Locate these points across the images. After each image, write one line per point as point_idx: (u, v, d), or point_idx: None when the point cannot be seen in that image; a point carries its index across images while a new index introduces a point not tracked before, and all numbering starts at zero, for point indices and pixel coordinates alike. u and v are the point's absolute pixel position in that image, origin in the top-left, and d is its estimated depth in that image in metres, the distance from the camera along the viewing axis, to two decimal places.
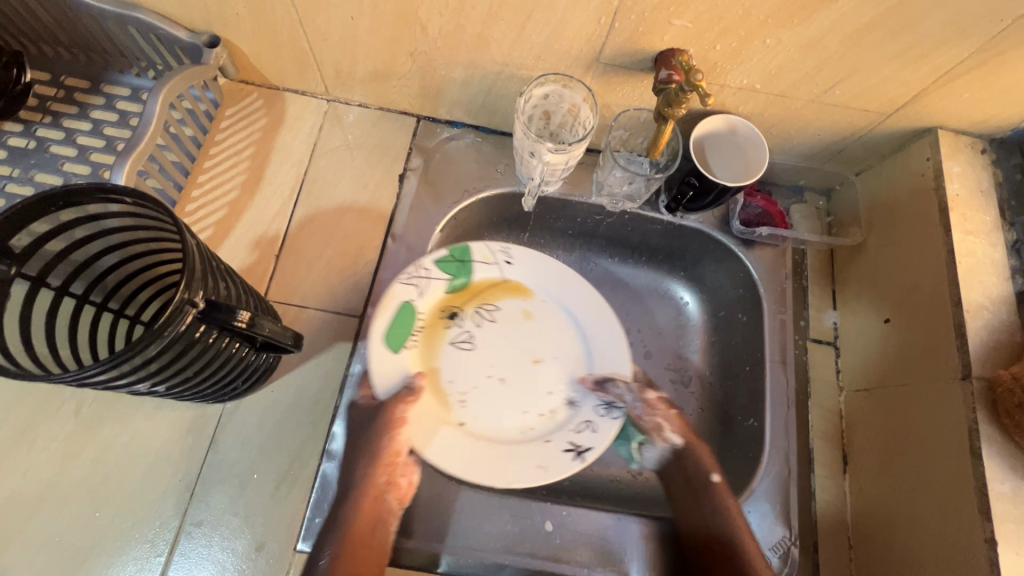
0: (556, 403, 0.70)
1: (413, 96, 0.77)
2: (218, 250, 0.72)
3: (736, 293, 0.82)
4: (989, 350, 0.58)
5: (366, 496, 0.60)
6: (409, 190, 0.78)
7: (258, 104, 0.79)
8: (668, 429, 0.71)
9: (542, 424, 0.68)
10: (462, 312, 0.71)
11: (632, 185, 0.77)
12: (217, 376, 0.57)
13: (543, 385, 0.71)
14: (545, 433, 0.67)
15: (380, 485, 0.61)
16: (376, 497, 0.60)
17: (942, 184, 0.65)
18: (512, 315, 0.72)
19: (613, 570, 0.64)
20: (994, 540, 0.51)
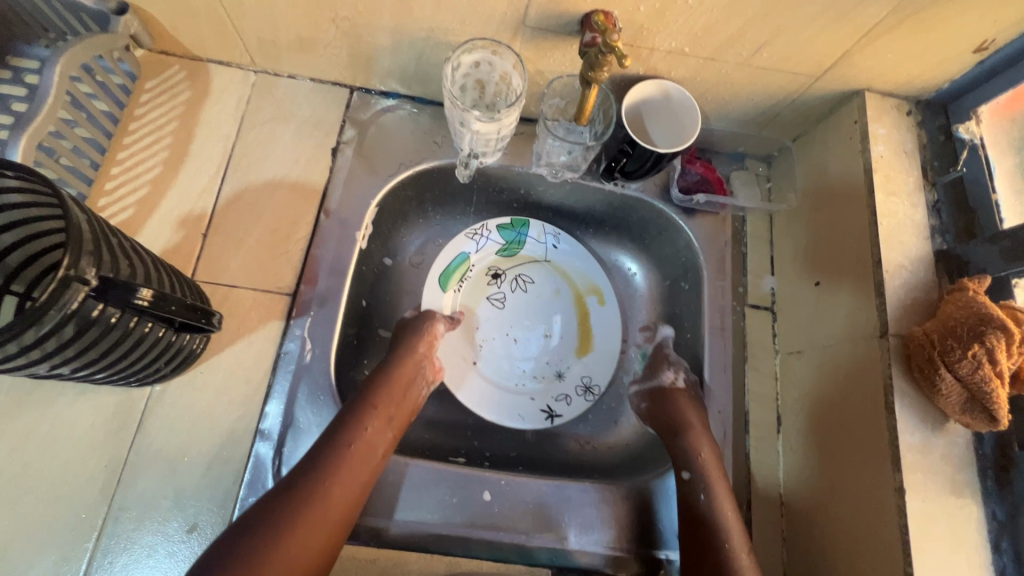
0: (549, 369, 0.82)
1: (343, 66, 0.74)
2: (141, 230, 0.69)
3: (679, 261, 0.83)
4: (906, 307, 0.59)
5: (376, 396, 0.65)
6: (343, 164, 0.76)
7: (180, 76, 0.76)
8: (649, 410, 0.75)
9: (534, 383, 0.81)
10: (503, 274, 0.85)
11: (571, 155, 0.77)
12: (134, 357, 0.55)
13: (546, 352, 0.83)
14: (533, 392, 0.80)
15: (388, 393, 0.66)
16: (387, 400, 0.66)
17: (868, 146, 0.65)
18: (546, 291, 0.85)
19: (551, 536, 0.65)
20: (903, 488, 0.53)
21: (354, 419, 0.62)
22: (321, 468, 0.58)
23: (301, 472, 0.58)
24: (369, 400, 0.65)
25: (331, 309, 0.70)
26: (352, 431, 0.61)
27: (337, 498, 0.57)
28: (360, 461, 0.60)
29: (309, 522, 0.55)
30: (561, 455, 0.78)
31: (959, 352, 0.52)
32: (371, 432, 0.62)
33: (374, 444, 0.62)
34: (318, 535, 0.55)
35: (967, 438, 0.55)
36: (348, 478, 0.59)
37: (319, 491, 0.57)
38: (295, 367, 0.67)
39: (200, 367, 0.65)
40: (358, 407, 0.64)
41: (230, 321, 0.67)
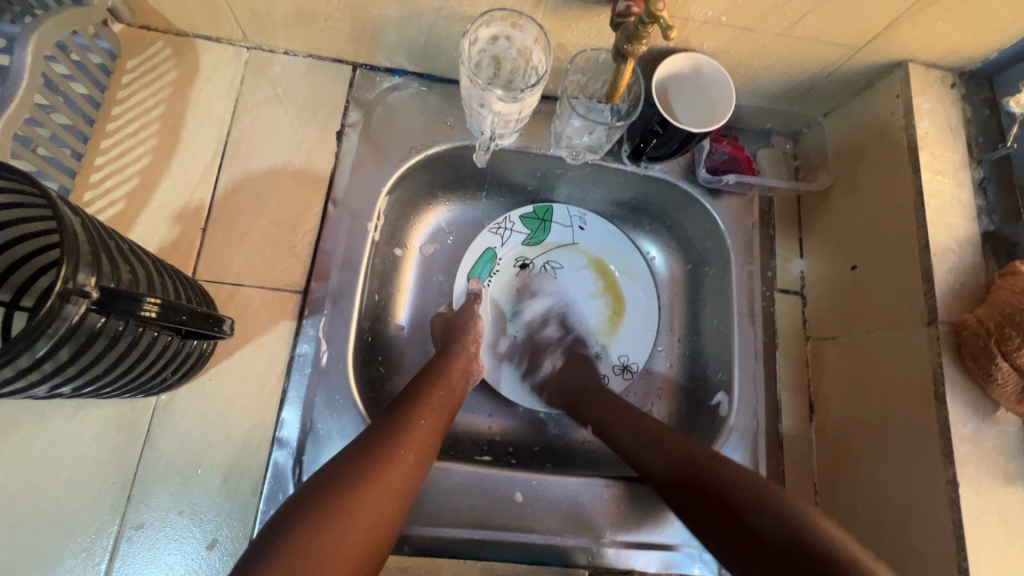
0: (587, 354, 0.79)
1: (346, 40, 0.68)
2: (133, 226, 0.64)
3: (704, 244, 0.80)
4: (955, 293, 0.57)
5: (434, 378, 0.63)
6: (350, 149, 0.70)
7: (165, 54, 0.69)
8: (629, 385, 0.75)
9: None
10: (531, 262, 0.81)
11: (592, 135, 0.72)
12: (138, 369, 0.51)
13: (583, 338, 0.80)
14: None
15: (441, 377, 0.63)
16: (440, 383, 0.63)
17: (912, 122, 0.62)
18: (575, 274, 0.82)
19: (586, 536, 0.63)
20: (956, 481, 0.52)
21: (413, 399, 0.58)
22: (385, 440, 0.52)
23: (359, 445, 0.51)
24: (425, 384, 0.61)
25: (346, 306, 0.65)
26: (414, 410, 0.57)
27: (401, 475, 0.51)
28: (423, 438, 0.55)
29: (376, 497, 0.48)
30: (586, 448, 0.76)
31: (1018, 340, 0.50)
32: (430, 416, 0.58)
33: (431, 426, 0.57)
34: (382, 513, 0.48)
35: (1018, 427, 0.54)
36: (412, 455, 0.53)
37: (386, 463, 0.50)
38: (311, 370, 0.63)
39: (209, 373, 0.61)
40: (416, 391, 0.60)
41: (237, 323, 0.63)
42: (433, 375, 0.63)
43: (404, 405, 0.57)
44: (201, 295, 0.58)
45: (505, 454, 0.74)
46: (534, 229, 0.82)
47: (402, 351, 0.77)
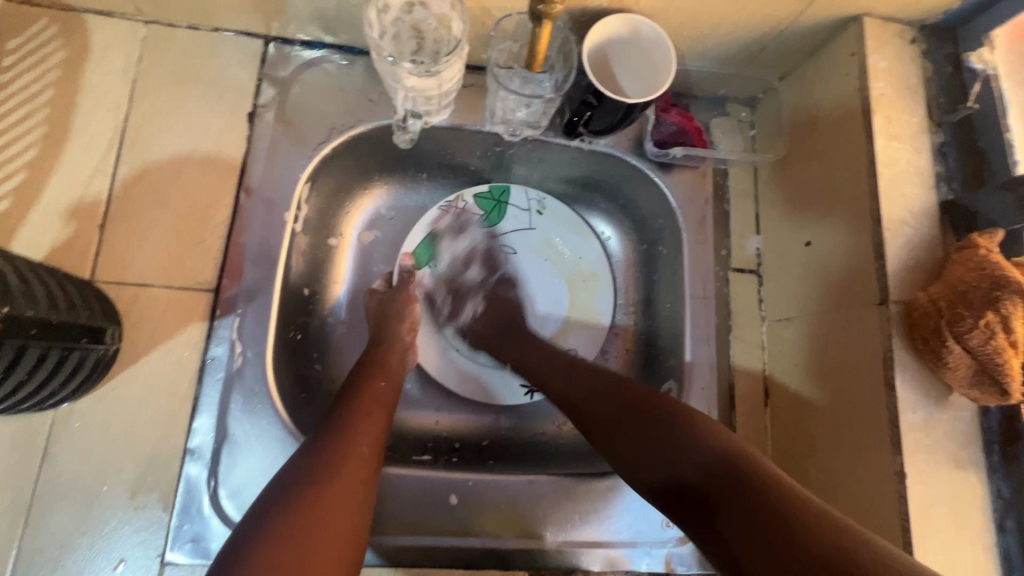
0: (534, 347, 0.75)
1: (249, 10, 0.62)
2: (22, 225, 0.58)
3: (657, 222, 0.75)
4: (909, 270, 0.53)
5: (372, 372, 0.58)
6: (264, 132, 0.65)
7: (50, 31, 0.62)
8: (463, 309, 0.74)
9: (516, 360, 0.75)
10: (482, 246, 0.76)
11: (529, 109, 0.66)
12: (14, 388, 0.46)
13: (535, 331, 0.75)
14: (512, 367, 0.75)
15: (377, 371, 0.58)
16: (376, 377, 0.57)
17: (867, 84, 0.57)
18: (526, 260, 0.77)
19: (526, 536, 0.60)
20: (905, 472, 0.49)
21: (347, 402, 0.53)
22: (324, 451, 0.47)
23: (296, 464, 0.46)
24: (362, 381, 0.56)
25: (262, 305, 0.61)
26: (350, 410, 0.52)
27: (349, 483, 0.45)
28: (368, 437, 0.50)
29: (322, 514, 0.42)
30: (535, 441, 0.73)
31: (970, 322, 0.46)
32: (370, 412, 0.52)
33: (377, 423, 0.52)
34: (336, 527, 0.42)
35: (973, 412, 0.50)
36: (357, 460, 0.47)
37: (324, 474, 0.45)
38: (225, 375, 0.58)
39: (112, 382, 0.56)
40: (351, 392, 0.54)
41: (142, 327, 0.58)
42: (367, 372, 0.58)
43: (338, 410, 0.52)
44: (91, 300, 0.53)
45: (449, 451, 0.70)
46: (487, 210, 0.77)
47: (337, 346, 0.72)
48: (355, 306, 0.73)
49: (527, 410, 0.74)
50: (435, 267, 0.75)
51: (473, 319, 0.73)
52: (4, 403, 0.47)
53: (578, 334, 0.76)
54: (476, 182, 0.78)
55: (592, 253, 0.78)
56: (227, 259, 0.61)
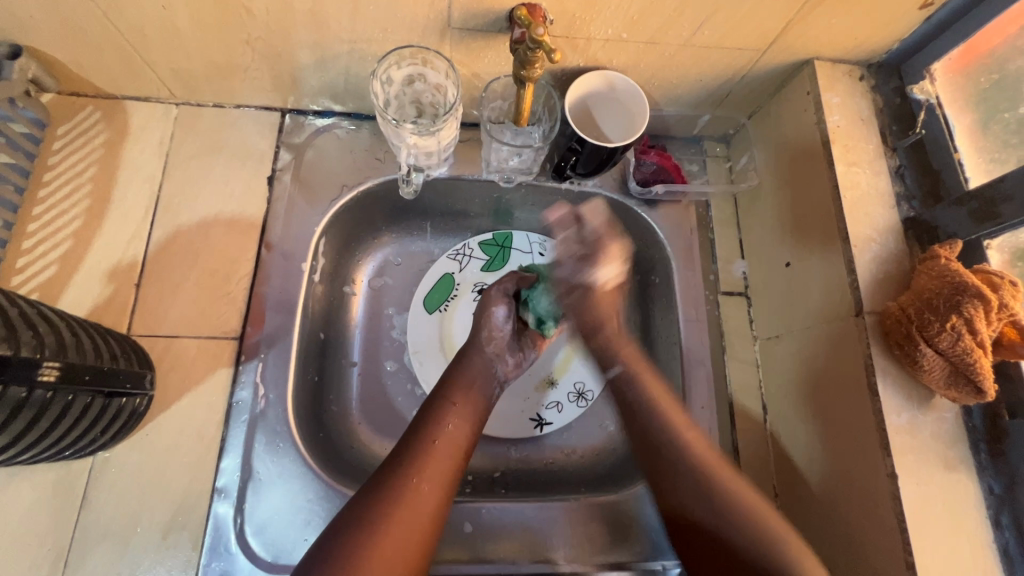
0: (540, 380, 0.78)
1: (269, 89, 0.70)
2: (65, 290, 0.64)
3: (647, 253, 0.80)
4: (879, 283, 0.57)
5: (453, 389, 0.63)
6: (282, 193, 0.71)
7: (95, 117, 0.71)
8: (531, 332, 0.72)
9: (527, 395, 0.77)
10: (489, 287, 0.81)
11: (521, 158, 0.73)
12: (65, 434, 0.51)
13: (541, 367, 0.79)
14: (522, 399, 0.77)
15: (472, 388, 0.65)
16: (465, 392, 0.64)
17: (823, 117, 0.63)
18: None
19: (541, 562, 0.62)
20: (895, 474, 0.52)
21: (436, 413, 0.61)
22: (408, 463, 0.55)
23: (385, 470, 0.55)
24: (453, 394, 0.63)
25: (283, 349, 0.65)
26: (433, 429, 0.59)
27: (432, 492, 0.54)
28: (445, 448, 0.58)
29: (411, 516, 0.52)
30: (546, 470, 0.75)
31: (938, 325, 0.50)
32: (451, 426, 0.60)
33: (456, 440, 0.59)
34: (417, 523, 0.52)
35: (955, 412, 0.54)
36: (437, 470, 0.56)
37: (410, 485, 0.54)
38: (250, 417, 0.63)
39: (145, 428, 0.60)
40: (437, 403, 0.62)
41: (173, 376, 0.63)
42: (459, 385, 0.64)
43: (425, 421, 0.60)
44: (131, 352, 0.58)
45: (461, 484, 0.72)
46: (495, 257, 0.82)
47: (353, 389, 0.75)
48: (370, 349, 0.77)
49: (541, 442, 0.76)
50: (446, 310, 0.79)
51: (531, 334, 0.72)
52: (53, 449, 0.52)
53: (583, 364, 0.79)
54: (478, 232, 0.84)
55: None
56: (252, 308, 0.66)
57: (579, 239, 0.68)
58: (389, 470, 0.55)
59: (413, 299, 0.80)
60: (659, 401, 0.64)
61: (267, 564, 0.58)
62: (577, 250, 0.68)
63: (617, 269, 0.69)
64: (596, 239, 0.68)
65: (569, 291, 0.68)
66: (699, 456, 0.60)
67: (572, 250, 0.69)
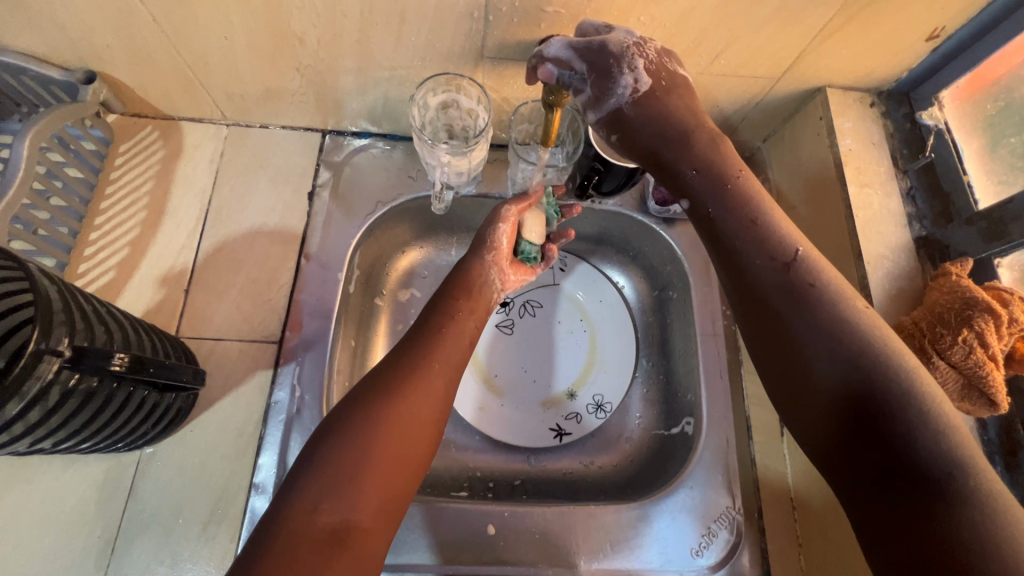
0: (560, 392, 0.79)
1: (313, 111, 0.75)
2: (121, 294, 0.69)
3: (666, 269, 0.83)
4: (892, 298, 0.59)
5: (455, 289, 0.65)
6: (321, 207, 0.76)
7: (153, 136, 0.77)
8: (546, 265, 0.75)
9: (547, 407, 0.78)
10: (511, 300, 0.83)
11: (545, 177, 0.77)
12: (119, 425, 0.54)
13: (561, 379, 0.80)
14: (542, 410, 0.78)
15: (481, 285, 0.66)
16: (472, 294, 0.65)
17: (835, 141, 0.66)
18: (555, 312, 0.83)
19: (560, 566, 0.64)
20: None
21: (442, 307, 0.62)
22: (421, 346, 0.57)
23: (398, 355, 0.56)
24: (459, 286, 0.65)
25: (319, 353, 0.69)
26: (442, 321, 0.60)
27: (442, 373, 0.56)
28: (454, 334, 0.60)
29: (427, 395, 0.53)
30: (566, 479, 0.76)
31: (950, 338, 0.52)
32: (459, 319, 0.62)
33: (464, 333, 0.61)
34: (428, 397, 0.53)
35: (970, 425, 0.56)
36: (447, 354, 0.57)
37: (423, 364, 0.55)
38: (286, 416, 0.66)
39: (189, 425, 0.64)
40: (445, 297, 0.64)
41: (217, 376, 0.67)
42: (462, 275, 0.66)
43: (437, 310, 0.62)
44: (182, 352, 0.62)
45: (483, 490, 0.74)
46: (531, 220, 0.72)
47: None
48: None
49: (560, 452, 0.77)
50: None
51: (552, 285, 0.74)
52: (108, 440, 0.56)
53: (602, 379, 0.80)
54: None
55: (612, 300, 0.84)
56: (291, 313, 0.71)
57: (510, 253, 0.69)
58: (403, 352, 0.56)
59: None
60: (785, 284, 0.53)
61: None
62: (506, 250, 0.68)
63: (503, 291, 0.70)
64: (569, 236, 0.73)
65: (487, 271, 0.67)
66: (879, 332, 0.49)
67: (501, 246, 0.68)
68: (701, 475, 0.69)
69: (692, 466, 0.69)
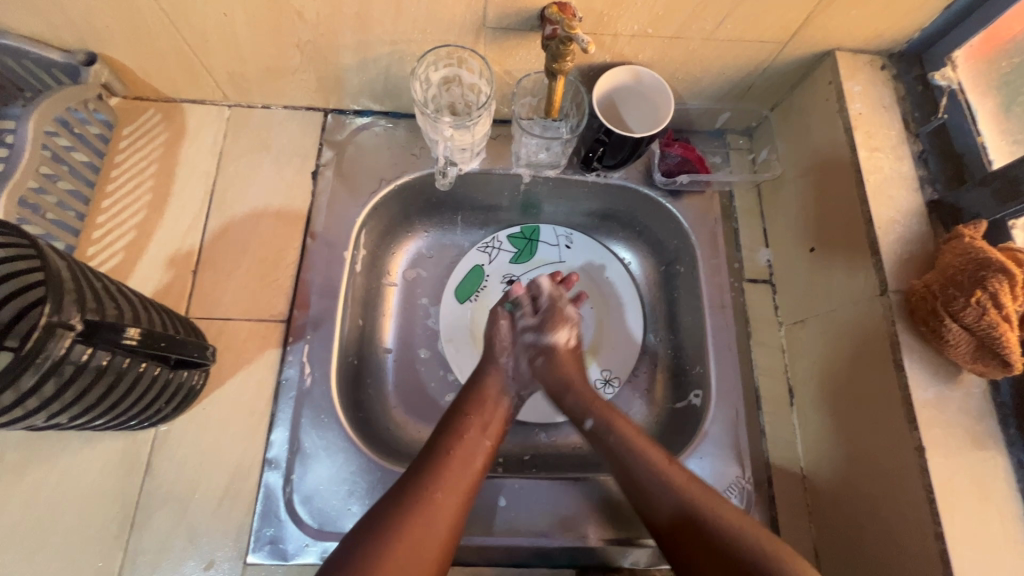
0: None
1: (315, 90, 0.75)
2: (130, 277, 0.70)
3: (672, 244, 0.82)
4: (903, 263, 0.58)
5: (468, 404, 0.67)
6: (325, 186, 0.76)
7: (156, 119, 0.77)
8: (558, 325, 0.74)
9: None
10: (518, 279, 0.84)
11: (550, 151, 0.76)
12: (132, 402, 0.55)
13: None
14: None
15: (488, 399, 0.68)
16: (481, 408, 0.67)
17: (844, 105, 0.65)
18: None
19: (572, 536, 0.64)
20: (923, 446, 0.53)
21: (454, 426, 0.64)
22: (426, 474, 0.58)
23: (403, 486, 0.57)
24: (467, 411, 0.66)
25: (327, 330, 0.69)
26: (450, 442, 0.62)
27: (448, 504, 0.57)
28: (465, 444, 0.62)
29: (428, 512, 0.55)
30: (575, 454, 0.76)
31: (963, 300, 0.51)
32: (469, 439, 0.63)
33: (473, 450, 0.62)
34: (428, 549, 0.53)
35: (983, 388, 0.55)
36: (455, 481, 0.59)
37: (426, 496, 0.56)
38: (297, 393, 0.67)
39: (203, 403, 0.65)
40: (454, 417, 0.65)
41: (228, 355, 0.68)
42: (476, 383, 0.69)
43: (447, 432, 0.63)
44: (192, 330, 0.63)
45: (493, 464, 0.74)
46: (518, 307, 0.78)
47: (389, 373, 0.78)
48: (404, 337, 0.80)
49: (567, 427, 0.78)
50: (477, 299, 0.83)
51: (571, 344, 0.74)
52: (122, 417, 0.56)
53: (609, 355, 0.81)
54: (507, 226, 0.87)
55: (618, 277, 0.85)
56: (299, 292, 0.71)
57: (533, 307, 0.75)
58: (407, 482, 0.57)
59: (445, 291, 0.83)
60: (641, 449, 0.61)
61: (314, 531, 0.62)
62: (533, 320, 0.75)
63: (573, 333, 0.75)
64: (551, 308, 0.75)
65: (534, 356, 0.73)
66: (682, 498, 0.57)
67: (528, 320, 0.75)
68: (710, 446, 0.69)
69: (701, 437, 0.69)
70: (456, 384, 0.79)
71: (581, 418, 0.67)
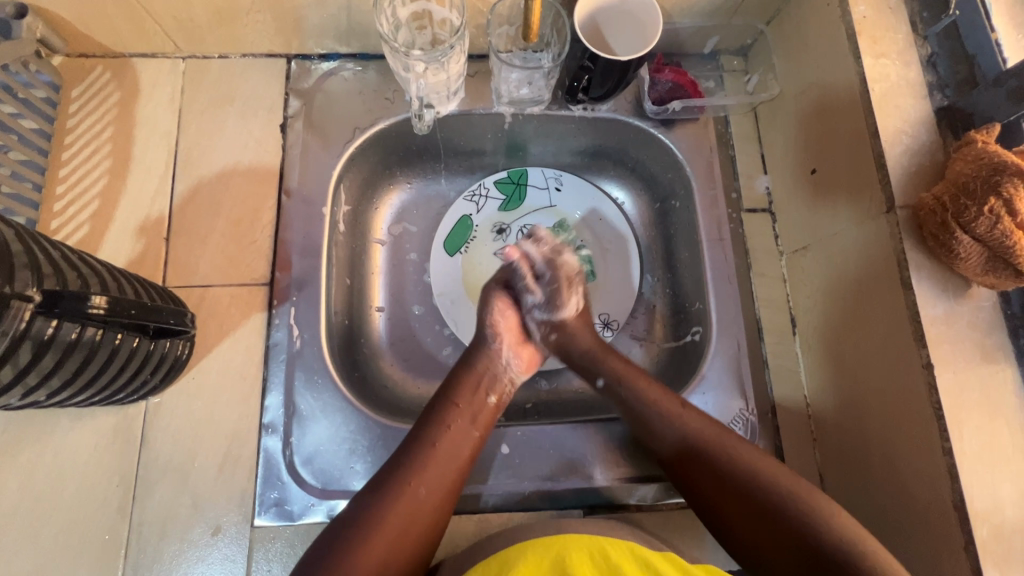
0: None
1: (273, 33, 0.69)
2: (100, 248, 0.66)
3: (666, 177, 0.78)
4: (912, 176, 0.55)
5: (456, 391, 0.61)
6: (296, 139, 0.71)
7: (105, 77, 0.71)
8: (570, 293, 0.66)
9: None
10: (508, 228, 0.80)
11: (532, 85, 0.72)
12: (112, 377, 0.53)
13: None
14: None
15: (480, 384, 0.62)
16: (471, 395, 0.61)
17: (847, 9, 0.60)
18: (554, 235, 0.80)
19: (579, 478, 0.64)
20: (931, 364, 0.51)
21: (439, 416, 0.59)
22: (406, 467, 0.55)
23: (382, 477, 0.55)
24: (455, 400, 0.60)
25: (313, 291, 0.67)
26: (433, 434, 0.58)
27: (427, 501, 0.54)
28: (448, 439, 0.58)
29: (405, 511, 0.53)
30: (578, 399, 0.75)
31: (975, 210, 0.49)
32: (454, 431, 0.58)
33: (458, 444, 0.58)
34: (403, 547, 0.52)
35: (993, 301, 0.54)
36: (436, 475, 0.56)
37: (404, 492, 0.54)
38: (287, 356, 0.65)
39: (191, 372, 0.64)
40: (442, 404, 0.60)
41: (212, 322, 0.65)
42: (467, 365, 0.64)
43: (431, 420, 0.59)
44: (170, 299, 0.60)
45: None
46: None
47: (382, 332, 0.76)
48: (395, 294, 0.78)
49: (568, 375, 0.77)
50: (468, 250, 0.79)
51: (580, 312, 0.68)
52: (107, 391, 0.55)
53: (608, 299, 0.78)
54: (494, 171, 0.83)
55: (612, 217, 0.81)
56: (280, 253, 0.68)
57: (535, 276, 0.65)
58: (387, 474, 0.55)
59: (434, 244, 0.79)
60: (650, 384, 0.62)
61: (318, 491, 0.61)
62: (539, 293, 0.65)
63: (580, 294, 0.67)
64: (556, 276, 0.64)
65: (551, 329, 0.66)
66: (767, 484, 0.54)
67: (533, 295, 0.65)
68: (712, 380, 0.68)
69: (704, 373, 0.68)
70: (454, 338, 0.76)
71: (594, 376, 0.65)
